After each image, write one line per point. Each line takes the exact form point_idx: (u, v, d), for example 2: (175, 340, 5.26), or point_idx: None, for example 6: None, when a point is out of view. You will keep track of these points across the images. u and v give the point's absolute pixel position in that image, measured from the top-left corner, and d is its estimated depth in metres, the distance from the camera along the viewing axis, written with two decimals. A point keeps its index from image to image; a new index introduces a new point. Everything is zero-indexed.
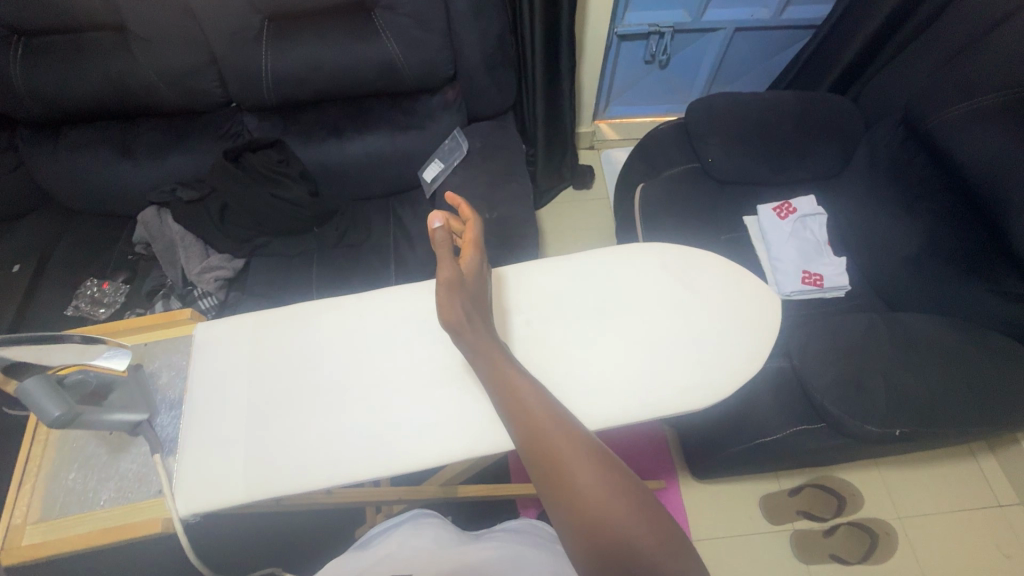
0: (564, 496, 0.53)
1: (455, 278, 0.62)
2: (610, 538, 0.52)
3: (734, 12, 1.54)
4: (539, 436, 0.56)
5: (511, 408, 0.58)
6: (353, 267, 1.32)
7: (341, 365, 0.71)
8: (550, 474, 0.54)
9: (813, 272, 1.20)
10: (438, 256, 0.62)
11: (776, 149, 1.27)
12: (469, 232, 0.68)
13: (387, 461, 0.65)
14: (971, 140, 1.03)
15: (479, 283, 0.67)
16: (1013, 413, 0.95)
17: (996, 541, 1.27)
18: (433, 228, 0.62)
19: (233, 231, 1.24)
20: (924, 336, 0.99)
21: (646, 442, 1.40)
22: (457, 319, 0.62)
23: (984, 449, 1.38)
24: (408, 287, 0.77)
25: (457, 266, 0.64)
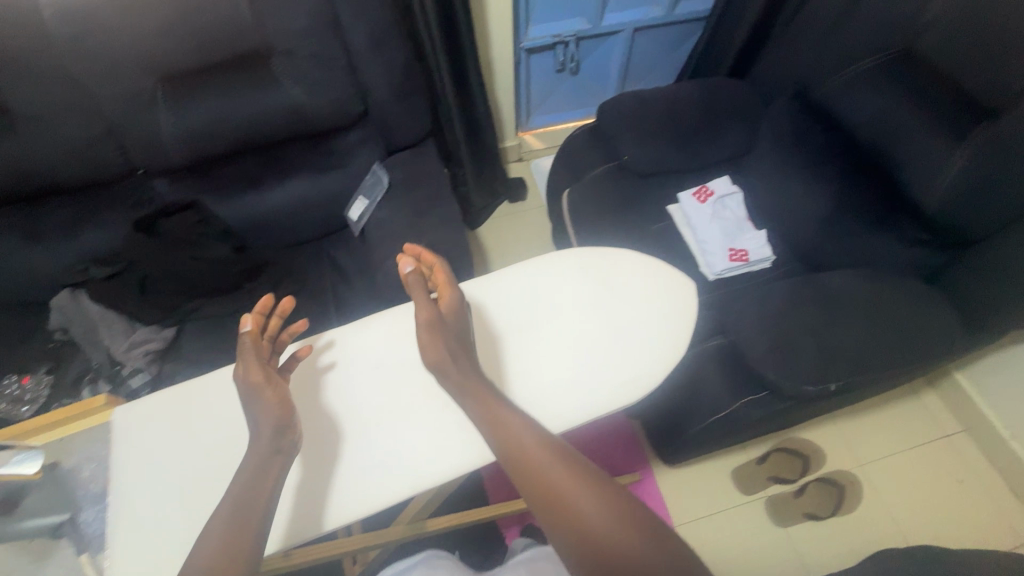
0: (555, 510, 0.55)
1: (433, 316, 0.71)
2: (603, 548, 0.52)
3: (629, 13, 1.62)
4: (525, 455, 0.59)
5: (497, 435, 0.62)
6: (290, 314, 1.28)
7: (322, 404, 0.78)
8: (540, 493, 0.56)
9: (738, 248, 1.25)
10: (412, 296, 0.72)
11: (687, 137, 1.32)
12: (440, 271, 0.78)
13: (387, 486, 0.72)
14: (858, 102, 1.11)
15: (460, 318, 0.73)
16: (933, 348, 1.01)
17: (949, 470, 1.35)
18: (405, 273, 0.75)
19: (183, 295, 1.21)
20: (845, 292, 1.05)
21: (615, 436, 1.42)
22: (443, 357, 0.68)
23: (925, 386, 1.46)
24: (358, 326, 0.84)
25: (432, 304, 0.73)
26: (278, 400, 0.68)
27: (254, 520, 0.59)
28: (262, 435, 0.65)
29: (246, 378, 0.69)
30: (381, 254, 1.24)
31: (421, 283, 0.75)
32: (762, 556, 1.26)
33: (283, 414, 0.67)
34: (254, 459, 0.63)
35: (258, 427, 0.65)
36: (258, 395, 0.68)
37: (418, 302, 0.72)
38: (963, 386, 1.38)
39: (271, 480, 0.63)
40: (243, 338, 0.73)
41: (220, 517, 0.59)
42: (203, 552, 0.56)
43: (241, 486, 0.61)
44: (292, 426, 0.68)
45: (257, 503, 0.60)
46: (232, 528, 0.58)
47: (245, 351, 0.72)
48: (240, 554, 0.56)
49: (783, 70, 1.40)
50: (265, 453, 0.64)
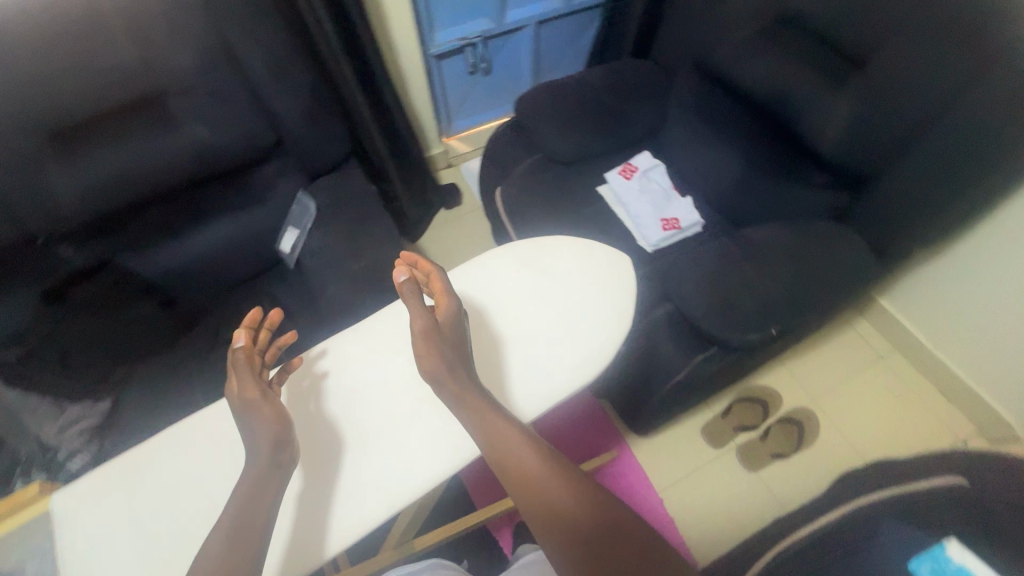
0: (551, 518, 0.59)
1: (429, 325, 0.69)
2: (604, 558, 0.57)
3: (529, 8, 1.65)
4: (525, 473, 0.62)
5: (496, 456, 0.64)
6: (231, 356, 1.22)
7: (312, 424, 0.80)
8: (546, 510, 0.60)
9: (669, 217, 1.31)
10: (408, 306, 0.70)
11: (604, 119, 1.36)
12: (435, 279, 0.76)
13: (379, 498, 0.74)
14: (751, 66, 1.18)
15: (457, 327, 0.72)
16: (854, 281, 1.08)
17: (888, 388, 1.47)
18: (400, 281, 0.72)
19: (128, 358, 1.19)
20: (768, 243, 1.12)
21: (587, 419, 1.45)
22: (438, 368, 0.68)
23: (857, 316, 1.58)
24: (318, 357, 0.85)
25: (430, 313, 0.71)
26: (275, 414, 0.70)
27: (253, 537, 0.61)
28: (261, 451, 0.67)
29: (243, 395, 0.71)
30: (322, 282, 1.21)
31: (416, 290, 0.73)
32: (739, 503, 1.32)
33: (280, 428, 0.69)
34: (254, 475, 0.65)
35: (256, 443, 0.68)
36: (255, 411, 0.70)
37: (414, 309, 0.70)
38: (883, 310, 1.50)
39: (268, 499, 0.64)
40: (236, 354, 0.73)
41: (220, 536, 0.61)
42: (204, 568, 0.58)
43: (239, 505, 0.63)
44: (289, 441, 0.70)
45: (255, 521, 0.62)
46: (232, 546, 0.60)
47: (240, 367, 0.72)
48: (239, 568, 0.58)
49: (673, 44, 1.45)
50: (264, 471, 0.66)
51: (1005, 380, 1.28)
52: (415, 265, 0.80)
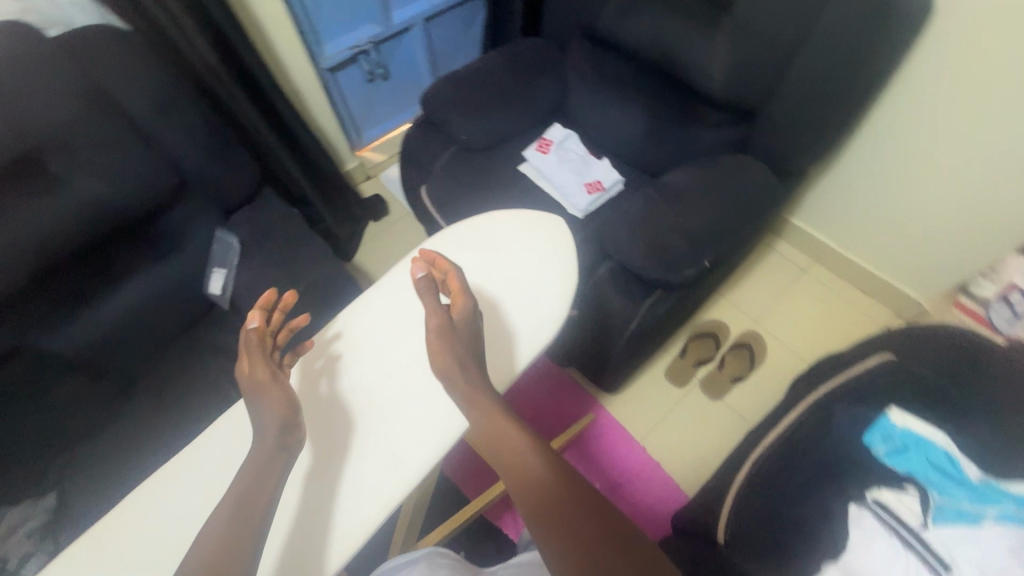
0: (538, 500, 0.60)
1: (443, 324, 0.72)
2: (586, 542, 0.57)
3: (413, 7, 1.65)
4: (519, 458, 0.64)
5: (494, 450, 0.66)
6: (179, 412, 1.13)
7: (324, 410, 0.81)
8: (536, 500, 0.60)
9: (592, 181, 1.35)
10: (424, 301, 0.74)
11: (510, 99, 1.39)
12: (452, 277, 0.78)
13: (389, 485, 0.76)
14: (631, 26, 1.25)
15: (471, 323, 0.74)
16: (767, 203, 1.17)
17: (817, 296, 1.60)
18: (416, 279, 0.77)
19: (65, 444, 1.09)
20: (685, 185, 1.19)
21: (558, 390, 1.49)
22: (450, 364, 0.70)
23: (776, 238, 1.71)
24: (318, 349, 0.87)
25: (445, 310, 0.74)
26: (284, 398, 0.70)
27: (254, 522, 0.60)
28: (270, 431, 0.67)
29: (252, 373, 0.72)
30: None
31: (432, 290, 0.75)
32: (712, 432, 1.41)
33: (288, 412, 0.69)
34: (261, 456, 0.65)
35: (264, 423, 0.67)
36: (263, 395, 0.70)
37: (430, 307, 0.73)
38: (797, 227, 1.63)
39: (273, 483, 0.64)
40: (249, 334, 0.73)
41: (221, 518, 0.61)
42: (204, 550, 0.58)
43: (240, 488, 0.63)
44: (297, 423, 0.70)
45: (258, 503, 0.62)
46: (230, 533, 0.59)
47: (251, 348, 0.73)
48: (235, 552, 0.58)
49: (554, 17, 1.48)
50: (271, 451, 0.66)
51: (909, 263, 1.43)
52: (431, 261, 0.83)
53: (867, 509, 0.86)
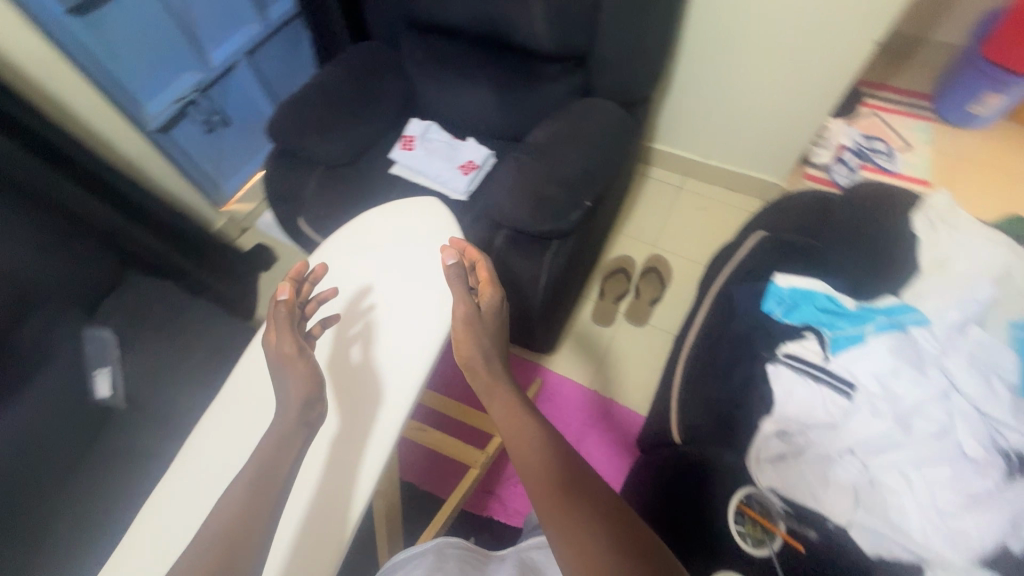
0: (535, 471, 0.67)
1: (469, 313, 0.86)
2: (570, 502, 0.61)
3: (229, 44, 1.57)
4: (523, 437, 0.72)
5: (514, 448, 0.72)
6: (94, 523, 1.05)
7: (358, 373, 0.97)
8: (543, 485, 0.65)
9: (464, 162, 1.36)
10: (455, 288, 0.88)
11: (357, 108, 1.37)
12: (483, 270, 0.91)
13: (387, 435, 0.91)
14: (449, 5, 1.27)
15: (497, 313, 0.88)
16: (624, 133, 1.24)
17: (696, 206, 1.75)
18: (449, 265, 0.90)
19: None
20: (547, 139, 1.24)
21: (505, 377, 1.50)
22: (477, 350, 0.84)
23: (648, 166, 1.84)
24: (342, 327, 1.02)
25: (473, 301, 0.88)
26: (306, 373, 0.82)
27: (276, 480, 0.71)
28: (294, 406, 0.79)
29: (282, 346, 0.85)
30: None
31: (460, 278, 0.89)
32: (647, 356, 1.50)
33: (309, 386, 0.81)
34: (284, 426, 0.77)
35: (289, 397, 0.79)
36: (290, 366, 0.83)
37: (460, 294, 0.87)
38: (662, 151, 1.77)
39: (297, 448, 0.76)
40: (279, 306, 0.88)
41: (242, 483, 0.71)
42: (223, 513, 0.68)
43: (267, 450, 0.74)
44: (319, 399, 0.81)
45: (280, 468, 0.72)
46: (255, 490, 0.69)
47: (281, 318, 0.87)
48: (254, 514, 0.67)
49: (376, 20, 1.48)
50: (295, 424, 0.77)
51: (758, 152, 1.61)
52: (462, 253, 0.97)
53: (783, 363, 0.89)
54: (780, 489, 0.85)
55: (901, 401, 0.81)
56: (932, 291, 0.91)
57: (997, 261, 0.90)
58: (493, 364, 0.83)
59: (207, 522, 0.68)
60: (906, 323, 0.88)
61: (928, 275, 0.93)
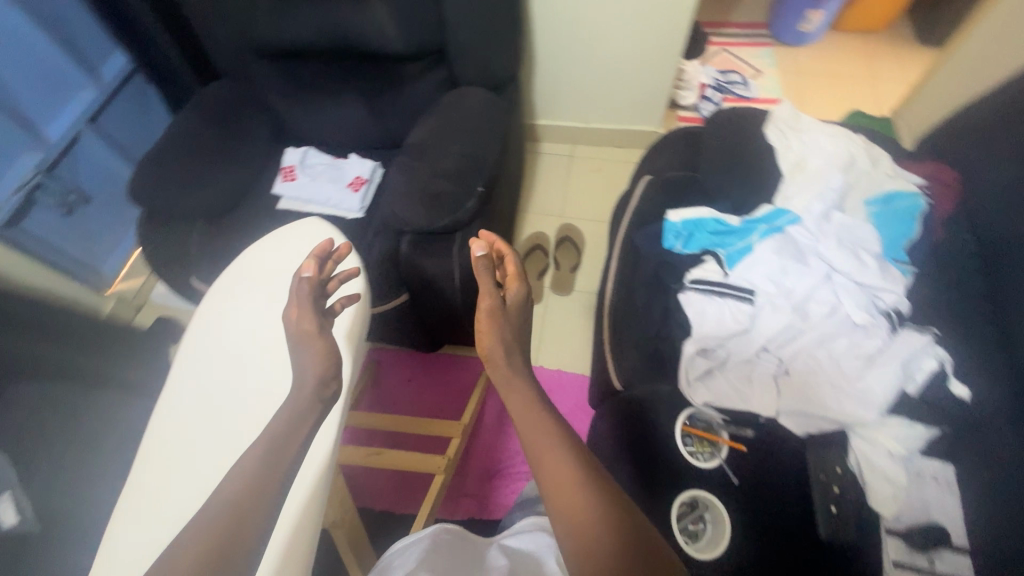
0: (542, 465, 0.66)
1: (495, 306, 0.75)
2: (572, 499, 0.62)
3: (64, 116, 1.43)
4: (532, 426, 0.70)
5: (535, 453, 0.68)
6: None
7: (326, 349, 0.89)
8: (551, 479, 0.64)
9: (352, 179, 1.33)
10: (483, 282, 0.76)
11: (222, 150, 1.29)
12: (511, 265, 0.79)
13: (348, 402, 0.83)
14: (291, 26, 1.23)
15: (523, 309, 0.79)
16: (499, 115, 1.26)
17: (589, 170, 1.82)
18: (477, 253, 0.78)
19: None
20: (426, 137, 1.23)
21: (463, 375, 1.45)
22: (497, 344, 0.75)
23: (536, 143, 1.89)
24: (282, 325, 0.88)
25: (499, 293, 0.77)
26: (321, 355, 0.72)
27: (285, 459, 0.64)
28: (306, 387, 0.70)
29: (296, 325, 0.75)
30: None
31: (487, 272, 0.77)
32: (580, 320, 1.55)
33: (324, 364, 0.71)
34: (296, 402, 0.69)
35: (303, 373, 0.71)
36: (307, 345, 0.73)
37: (486, 286, 0.76)
38: (546, 124, 1.82)
39: (307, 426, 0.68)
40: (302, 281, 0.77)
41: (250, 465, 0.64)
42: (224, 493, 0.62)
43: (270, 435, 0.67)
44: (334, 378, 0.72)
45: (293, 443, 0.66)
46: (262, 477, 0.63)
47: (303, 296, 0.76)
48: (259, 499, 0.61)
49: (220, 55, 1.39)
50: (305, 401, 0.70)
51: (631, 105, 1.69)
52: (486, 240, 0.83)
53: (691, 289, 0.96)
54: (713, 403, 0.89)
55: (794, 294, 0.90)
56: (796, 191, 1.01)
57: (842, 152, 1.02)
58: (512, 358, 0.75)
59: (204, 509, 0.61)
60: (783, 225, 0.98)
61: (791, 178, 1.03)
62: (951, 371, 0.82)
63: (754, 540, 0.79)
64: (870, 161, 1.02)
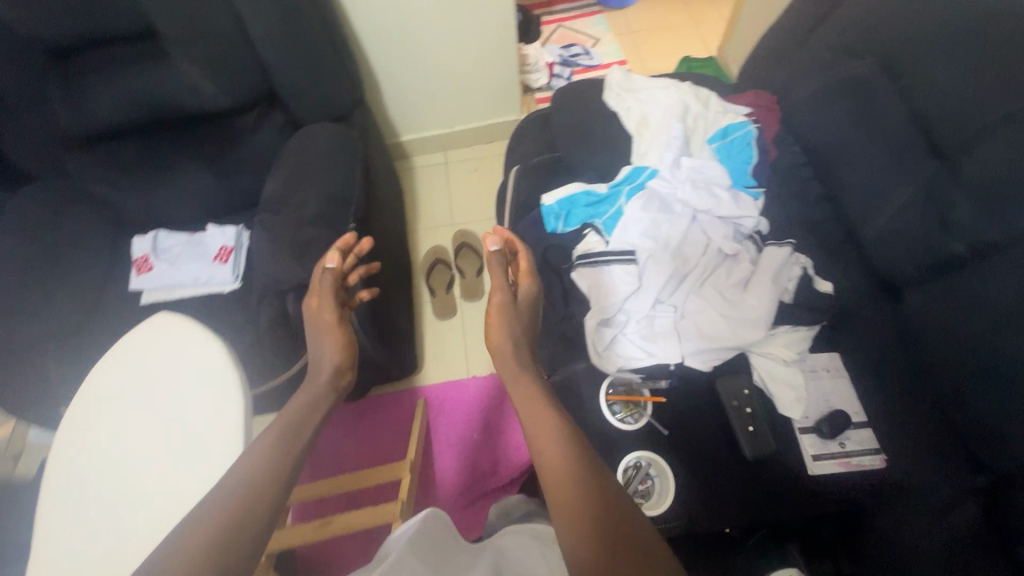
0: (544, 466, 0.60)
1: (506, 300, 0.85)
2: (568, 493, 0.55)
3: None
4: (537, 429, 0.66)
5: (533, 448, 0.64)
6: None
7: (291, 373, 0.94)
8: (554, 477, 0.58)
9: (216, 250, 1.23)
10: (495, 273, 0.89)
11: (48, 257, 1.12)
12: (523, 260, 0.92)
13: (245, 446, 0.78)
14: (98, 106, 1.11)
15: (531, 303, 0.89)
16: (351, 146, 1.22)
17: (466, 173, 1.82)
18: (491, 250, 0.92)
19: None
20: (282, 187, 1.16)
21: (400, 408, 1.41)
22: (508, 336, 0.81)
23: (407, 160, 1.85)
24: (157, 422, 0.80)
25: (508, 289, 0.88)
26: (338, 348, 0.86)
27: (288, 456, 0.65)
28: (324, 375, 0.82)
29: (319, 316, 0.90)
30: None
31: (503, 267, 0.91)
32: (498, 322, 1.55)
33: (342, 358, 0.85)
34: (300, 408, 0.75)
35: (321, 362, 0.85)
36: (327, 333, 0.88)
37: (497, 282, 0.88)
38: (409, 138, 1.79)
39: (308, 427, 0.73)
40: (326, 270, 0.96)
41: (253, 463, 0.63)
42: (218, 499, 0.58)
43: (280, 430, 0.69)
44: (346, 368, 0.86)
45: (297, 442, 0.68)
46: (270, 469, 0.63)
47: (325, 286, 0.94)
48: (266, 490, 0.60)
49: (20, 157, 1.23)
50: (310, 407, 0.76)
51: (485, 100, 1.71)
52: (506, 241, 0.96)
53: (580, 264, 0.98)
54: (628, 365, 0.91)
55: (670, 243, 0.96)
56: (649, 147, 1.07)
57: (675, 102, 1.08)
58: (519, 353, 0.80)
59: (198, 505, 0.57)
60: (644, 181, 1.03)
61: (640, 136, 1.09)
62: (813, 271, 0.92)
63: (694, 477, 0.83)
64: (702, 103, 1.09)
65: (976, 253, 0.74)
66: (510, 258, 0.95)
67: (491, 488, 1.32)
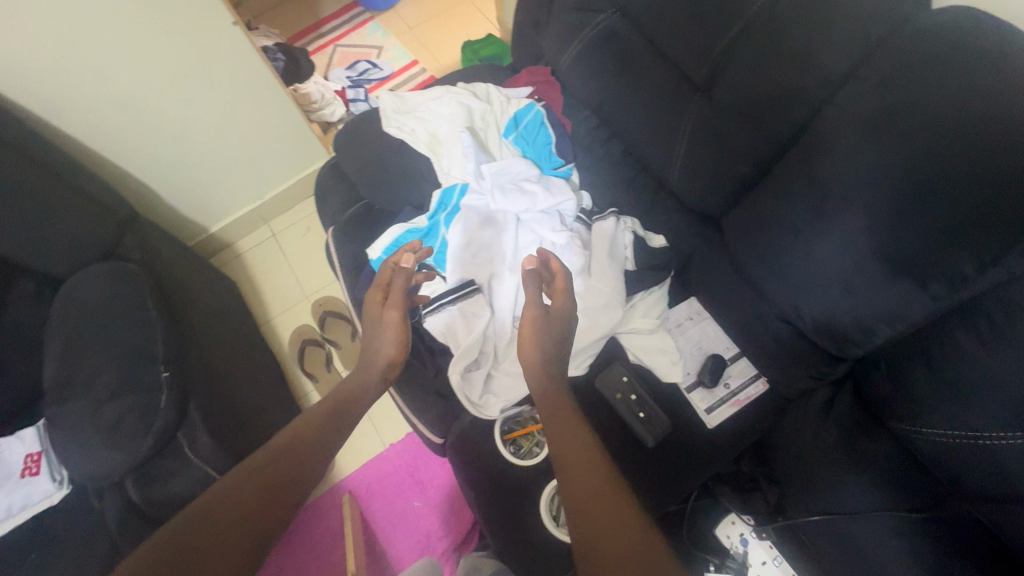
0: (572, 465, 0.63)
1: (538, 317, 0.81)
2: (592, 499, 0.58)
3: None
4: (563, 424, 0.69)
5: (558, 442, 0.67)
6: None
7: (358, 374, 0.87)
8: (585, 474, 0.61)
9: (17, 465, 0.98)
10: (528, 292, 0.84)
11: None
12: (561, 279, 0.84)
13: None
14: None
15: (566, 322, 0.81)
16: (130, 280, 1.03)
17: (297, 240, 1.66)
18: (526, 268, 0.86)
19: None
20: (59, 363, 0.95)
21: (328, 515, 1.29)
22: (544, 350, 0.78)
23: (226, 252, 1.64)
24: None
25: (542, 308, 0.82)
26: (400, 347, 0.86)
27: (298, 485, 0.67)
28: (374, 372, 0.85)
29: (387, 312, 0.87)
30: None
31: (538, 288, 0.85)
32: None
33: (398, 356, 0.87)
34: (321, 426, 0.75)
35: (376, 361, 0.86)
36: (392, 326, 0.86)
37: (529, 300, 0.83)
38: (217, 227, 1.57)
39: (331, 440, 0.74)
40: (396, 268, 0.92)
41: (263, 469, 0.66)
42: (217, 506, 0.61)
43: (303, 447, 0.71)
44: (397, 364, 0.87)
45: (317, 459, 0.71)
46: (279, 488, 0.65)
47: (395, 288, 0.90)
48: (268, 514, 0.62)
49: None
50: (332, 416, 0.77)
51: (282, 156, 1.55)
52: (546, 263, 0.89)
53: (428, 311, 0.91)
54: (509, 401, 0.89)
55: None
56: (450, 163, 1.00)
57: (455, 108, 1.01)
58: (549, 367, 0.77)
59: (186, 509, 0.61)
60: (458, 202, 0.97)
61: (437, 154, 1.02)
62: (643, 231, 0.98)
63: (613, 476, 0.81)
64: (482, 99, 1.04)
65: (762, 167, 0.76)
66: (546, 279, 0.88)
67: (450, 550, 1.24)
